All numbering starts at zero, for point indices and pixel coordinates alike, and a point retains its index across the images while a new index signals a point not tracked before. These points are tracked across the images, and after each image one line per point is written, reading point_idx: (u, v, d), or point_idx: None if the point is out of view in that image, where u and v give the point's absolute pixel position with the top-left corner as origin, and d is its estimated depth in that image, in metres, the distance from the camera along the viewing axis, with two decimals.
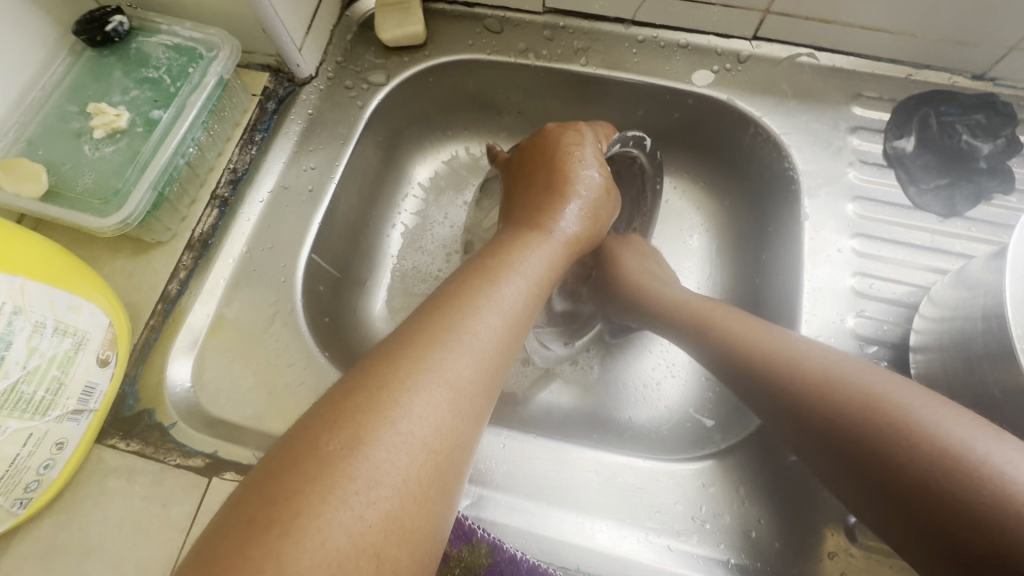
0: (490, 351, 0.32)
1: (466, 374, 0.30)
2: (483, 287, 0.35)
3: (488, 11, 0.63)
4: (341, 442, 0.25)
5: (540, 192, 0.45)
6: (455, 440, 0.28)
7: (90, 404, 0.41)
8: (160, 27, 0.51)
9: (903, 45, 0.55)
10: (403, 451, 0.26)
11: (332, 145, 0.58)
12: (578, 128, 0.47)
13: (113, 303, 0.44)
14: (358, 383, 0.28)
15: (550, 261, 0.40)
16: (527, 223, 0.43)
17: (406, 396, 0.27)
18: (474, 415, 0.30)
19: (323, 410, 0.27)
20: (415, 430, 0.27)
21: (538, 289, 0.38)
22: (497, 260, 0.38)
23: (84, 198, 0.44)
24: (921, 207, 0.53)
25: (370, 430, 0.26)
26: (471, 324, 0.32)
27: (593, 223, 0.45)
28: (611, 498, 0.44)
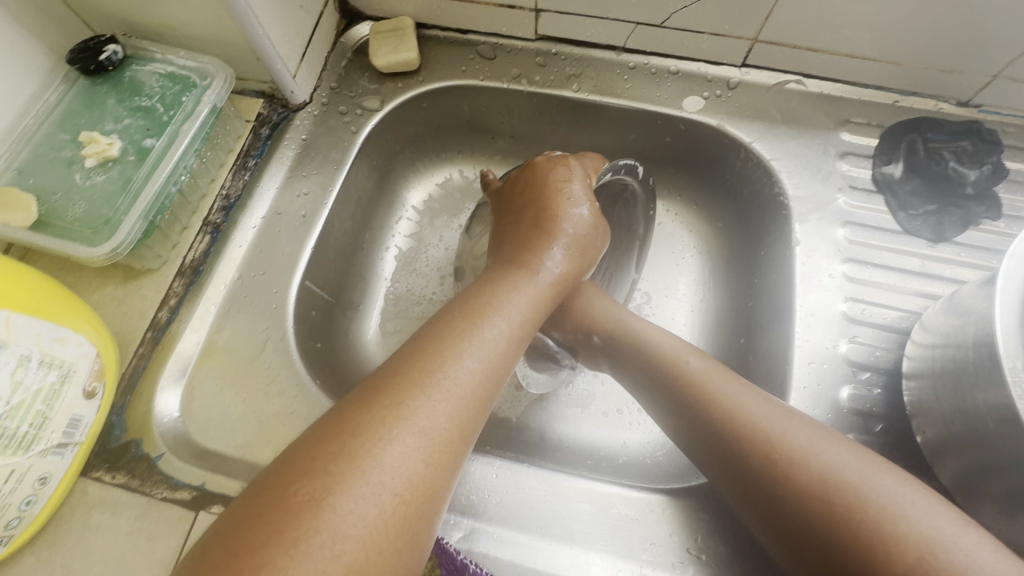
0: (468, 396, 0.32)
1: (440, 421, 0.30)
2: (464, 330, 0.35)
3: (482, 37, 0.64)
4: (309, 493, 0.25)
5: (526, 228, 0.45)
6: (426, 489, 0.28)
7: (76, 437, 0.41)
8: (155, 56, 0.51)
9: (890, 73, 0.57)
10: (371, 502, 0.25)
11: (325, 171, 0.58)
12: (567, 163, 0.48)
13: (101, 333, 0.43)
14: (330, 430, 0.28)
15: (534, 301, 0.40)
16: (514, 261, 0.43)
17: (378, 444, 0.27)
18: (449, 464, 0.29)
19: (293, 460, 0.26)
20: (385, 479, 0.26)
21: (520, 330, 0.38)
22: (479, 301, 0.38)
23: (74, 226, 0.44)
24: (910, 232, 0.53)
25: (341, 480, 0.25)
26: (450, 368, 0.32)
27: (581, 259, 0.45)
28: (605, 530, 0.43)
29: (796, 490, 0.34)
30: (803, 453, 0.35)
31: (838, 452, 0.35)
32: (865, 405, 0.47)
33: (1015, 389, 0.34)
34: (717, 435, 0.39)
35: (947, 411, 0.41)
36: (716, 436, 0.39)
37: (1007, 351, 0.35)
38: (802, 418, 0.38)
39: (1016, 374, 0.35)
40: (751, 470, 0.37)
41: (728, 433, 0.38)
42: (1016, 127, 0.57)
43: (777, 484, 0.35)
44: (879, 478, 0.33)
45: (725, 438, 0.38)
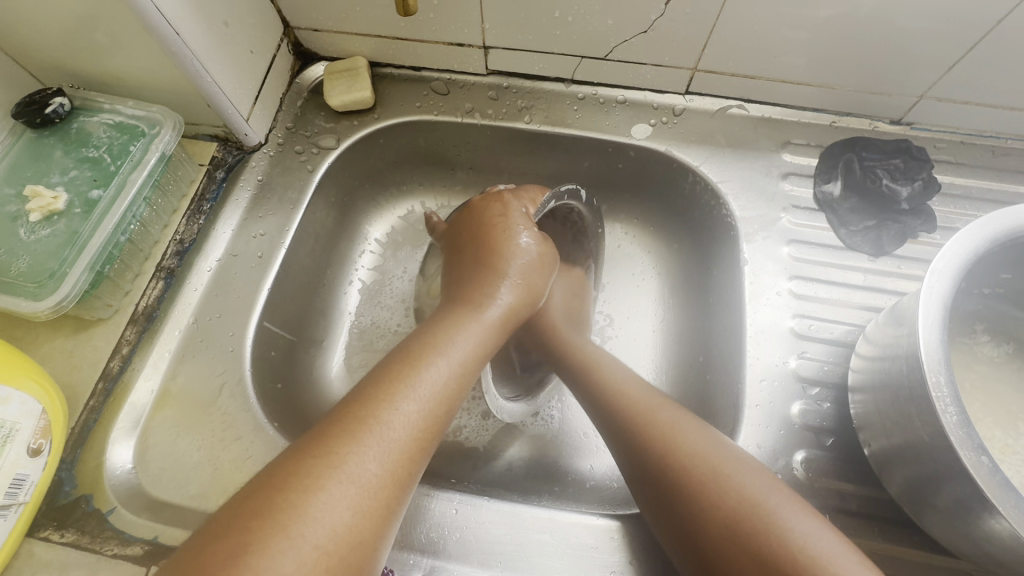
0: (403, 440, 0.32)
1: (371, 468, 0.30)
2: (404, 372, 0.35)
3: (434, 74, 0.66)
4: (226, 554, 0.25)
5: (473, 265, 0.46)
6: (354, 540, 0.28)
7: (19, 497, 0.40)
8: (103, 107, 0.52)
9: (824, 96, 0.59)
10: (292, 559, 0.26)
11: (282, 210, 0.59)
12: (505, 199, 0.49)
13: (47, 389, 0.43)
14: (260, 486, 0.28)
15: (480, 338, 0.41)
16: (460, 299, 0.44)
17: (305, 498, 0.28)
18: (379, 512, 0.30)
19: (220, 521, 0.27)
20: (309, 534, 0.26)
21: (464, 369, 0.38)
22: (423, 342, 0.38)
23: (18, 281, 0.43)
24: (852, 247, 0.55)
25: (261, 539, 0.25)
26: (385, 414, 0.33)
27: (528, 292, 0.46)
28: (567, 560, 0.43)
29: (731, 537, 0.34)
30: (753, 500, 0.35)
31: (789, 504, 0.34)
32: (816, 420, 0.48)
33: (938, 404, 0.35)
34: (664, 472, 0.39)
35: (889, 424, 0.42)
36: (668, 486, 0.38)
37: (932, 365, 0.36)
38: (754, 467, 0.38)
39: (939, 390, 0.36)
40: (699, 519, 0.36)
41: (684, 478, 0.37)
42: (946, 142, 0.60)
43: (717, 523, 0.35)
44: (810, 526, 0.33)
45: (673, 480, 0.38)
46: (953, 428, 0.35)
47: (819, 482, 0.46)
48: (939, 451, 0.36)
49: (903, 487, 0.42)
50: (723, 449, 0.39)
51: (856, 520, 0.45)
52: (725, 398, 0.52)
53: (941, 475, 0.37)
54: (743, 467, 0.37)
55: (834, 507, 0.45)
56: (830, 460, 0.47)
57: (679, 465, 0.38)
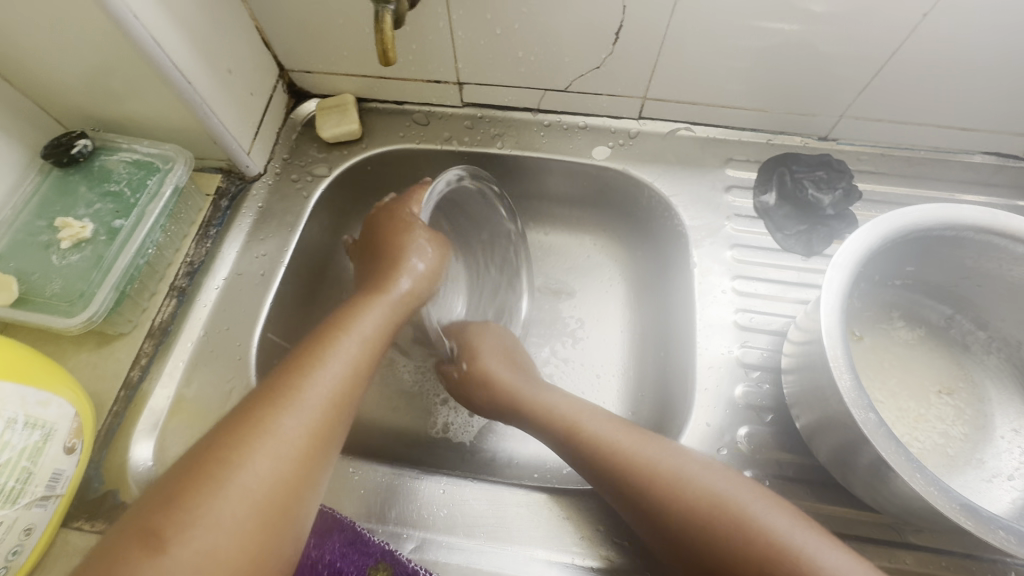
0: (322, 411, 0.40)
1: (294, 436, 0.38)
2: (317, 350, 0.43)
3: (415, 107, 0.73)
4: (172, 513, 0.33)
5: (379, 254, 0.53)
6: (283, 490, 0.36)
7: (58, 490, 0.45)
8: (121, 146, 0.59)
9: (758, 118, 0.67)
10: (229, 512, 0.34)
11: (281, 233, 0.65)
12: (421, 194, 0.55)
13: (79, 394, 0.49)
14: (196, 453, 0.36)
15: (385, 320, 0.48)
16: (366, 288, 0.50)
17: (235, 462, 0.35)
18: (306, 470, 0.38)
19: (166, 482, 0.34)
20: (237, 487, 0.35)
21: (371, 347, 0.46)
22: (335, 323, 0.46)
23: (53, 301, 0.50)
24: (787, 249, 0.63)
25: (205, 499, 0.33)
26: (302, 392, 0.40)
27: (434, 274, 0.54)
28: (542, 530, 0.49)
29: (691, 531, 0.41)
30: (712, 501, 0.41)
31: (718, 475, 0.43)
32: (758, 400, 0.55)
33: (836, 371, 0.42)
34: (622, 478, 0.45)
35: (812, 397, 0.49)
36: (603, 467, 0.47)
37: (832, 342, 0.43)
38: (689, 453, 0.45)
39: (838, 360, 0.43)
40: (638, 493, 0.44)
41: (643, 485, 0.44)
42: (867, 155, 0.68)
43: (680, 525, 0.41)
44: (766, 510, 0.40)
45: (606, 459, 0.47)
46: (848, 392, 0.42)
47: (760, 454, 0.53)
48: (846, 414, 0.43)
49: (829, 453, 0.49)
50: (678, 463, 0.44)
51: (793, 485, 0.51)
52: (680, 386, 0.59)
53: (850, 435, 0.44)
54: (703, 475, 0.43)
55: (774, 474, 0.52)
56: (770, 434, 0.54)
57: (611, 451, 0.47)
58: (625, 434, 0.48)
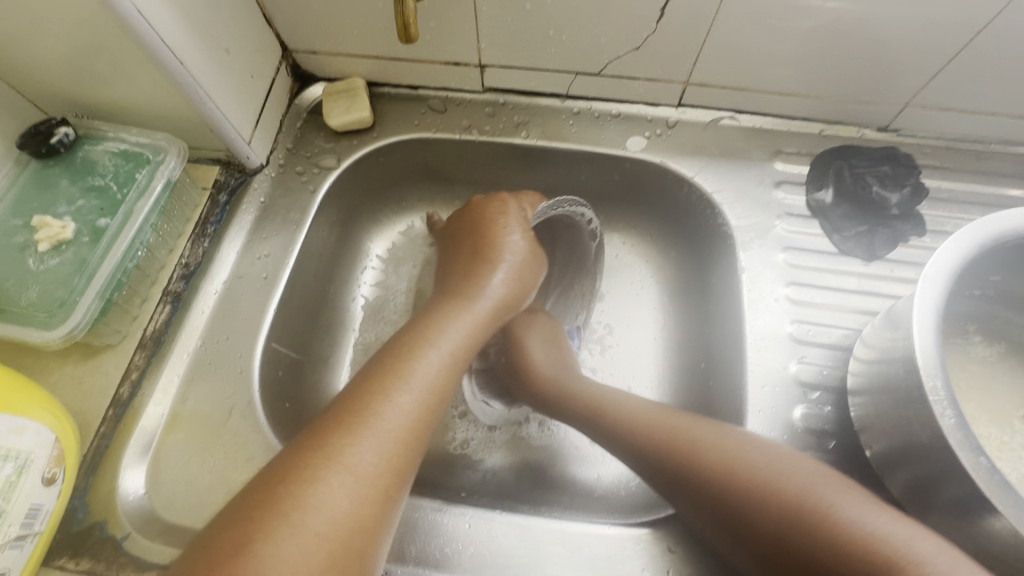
0: (400, 431, 0.35)
1: (369, 459, 0.32)
2: (399, 367, 0.38)
3: (431, 92, 0.67)
4: (234, 545, 0.27)
5: (469, 259, 0.50)
6: (358, 529, 0.30)
7: (35, 527, 0.40)
8: (107, 135, 0.53)
9: (812, 106, 0.61)
10: (303, 549, 0.28)
11: (285, 231, 0.59)
12: (503, 198, 0.52)
13: (60, 417, 0.43)
14: (265, 481, 0.30)
15: (469, 328, 0.44)
16: (453, 293, 0.47)
17: (308, 489, 0.30)
18: (380, 501, 0.32)
19: (236, 513, 0.29)
20: (313, 521, 0.29)
21: (454, 362, 0.41)
22: (417, 334, 0.42)
23: (29, 311, 0.44)
24: (845, 253, 0.57)
25: (274, 532, 0.28)
26: (383, 408, 0.35)
27: (521, 285, 0.49)
28: (580, 571, 0.44)
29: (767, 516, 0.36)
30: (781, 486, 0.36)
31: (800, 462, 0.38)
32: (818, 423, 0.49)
33: (937, 407, 0.37)
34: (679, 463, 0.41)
35: (888, 426, 0.43)
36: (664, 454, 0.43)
37: (929, 368, 0.38)
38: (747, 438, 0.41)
39: (937, 392, 0.37)
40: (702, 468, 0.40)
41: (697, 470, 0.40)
42: (932, 147, 0.61)
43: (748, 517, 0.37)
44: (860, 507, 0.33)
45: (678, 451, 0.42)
46: (952, 429, 0.36)
47: None
48: (937, 451, 0.38)
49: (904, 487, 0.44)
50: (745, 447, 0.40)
51: None
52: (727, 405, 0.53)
53: (940, 476, 0.38)
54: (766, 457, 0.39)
55: None
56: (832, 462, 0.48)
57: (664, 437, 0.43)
58: (672, 420, 0.44)
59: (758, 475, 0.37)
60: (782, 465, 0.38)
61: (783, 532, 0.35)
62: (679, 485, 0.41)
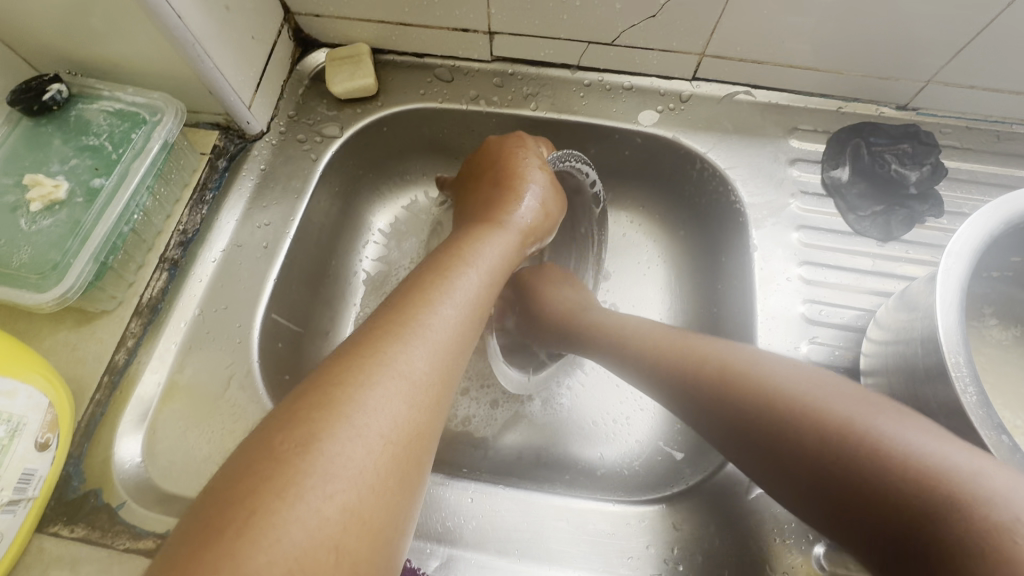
0: (445, 341, 0.34)
1: (420, 366, 0.31)
2: (437, 281, 0.37)
3: (438, 61, 0.65)
4: (293, 440, 0.26)
5: (494, 188, 0.49)
6: (414, 432, 0.29)
7: (28, 493, 0.39)
8: (102, 93, 0.51)
9: (831, 82, 0.59)
10: (359, 444, 0.27)
11: (286, 200, 0.58)
12: (522, 135, 0.52)
13: (54, 382, 0.42)
14: (312, 385, 0.29)
15: (503, 252, 0.43)
16: (481, 220, 0.46)
17: (362, 392, 0.28)
18: (432, 407, 0.31)
19: (286, 412, 0.28)
20: (372, 422, 0.28)
21: (490, 279, 0.41)
22: (452, 255, 0.41)
23: (21, 273, 0.42)
24: (860, 233, 0.56)
25: (327, 427, 0.26)
26: (425, 317, 0.34)
27: (547, 215, 0.48)
28: (584, 547, 0.43)
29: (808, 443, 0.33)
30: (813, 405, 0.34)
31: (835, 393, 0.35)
32: None
33: (959, 384, 0.36)
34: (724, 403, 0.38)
35: (903, 407, 0.42)
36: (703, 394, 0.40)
37: (952, 346, 0.36)
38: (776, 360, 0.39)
39: (960, 369, 0.36)
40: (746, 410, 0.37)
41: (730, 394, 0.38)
42: (952, 128, 0.60)
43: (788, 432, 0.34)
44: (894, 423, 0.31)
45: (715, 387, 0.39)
46: (974, 407, 0.35)
47: None
48: (956, 432, 0.37)
49: None
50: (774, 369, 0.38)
51: None
52: None
53: None
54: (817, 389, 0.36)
55: None
56: None
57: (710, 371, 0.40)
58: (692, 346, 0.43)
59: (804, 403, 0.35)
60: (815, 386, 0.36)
61: (840, 469, 0.31)
62: (736, 436, 0.38)
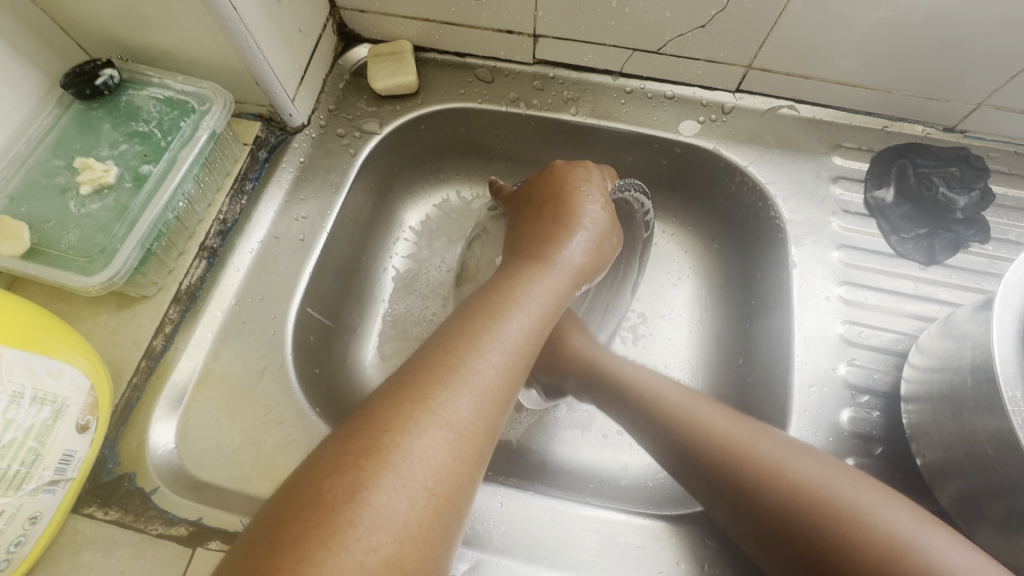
0: (491, 389, 0.34)
1: (466, 415, 0.31)
2: (487, 324, 0.37)
3: (479, 61, 0.64)
4: (342, 487, 0.26)
5: (545, 223, 0.49)
6: (455, 482, 0.29)
7: (68, 473, 0.39)
8: (152, 80, 0.51)
9: (879, 100, 0.58)
10: (405, 494, 0.27)
11: (324, 194, 0.58)
12: (587, 165, 0.51)
13: (95, 364, 0.42)
14: (359, 427, 0.29)
15: (552, 293, 0.43)
16: (529, 257, 0.46)
17: (410, 439, 0.29)
18: (475, 457, 0.31)
19: (335, 455, 0.28)
20: (416, 473, 0.28)
21: (539, 324, 0.40)
22: (502, 295, 0.41)
23: (68, 255, 0.43)
24: (903, 255, 0.55)
25: (373, 476, 0.27)
26: (474, 362, 0.34)
27: (597, 255, 0.48)
28: (612, 558, 0.43)
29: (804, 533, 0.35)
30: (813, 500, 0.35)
31: (832, 475, 0.36)
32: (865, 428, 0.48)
33: (1016, 417, 0.35)
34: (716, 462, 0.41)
35: (947, 437, 0.41)
36: (715, 468, 0.41)
37: (1008, 378, 0.36)
38: (773, 437, 0.41)
39: (1016, 404, 0.35)
40: (754, 509, 0.38)
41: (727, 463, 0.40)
42: (1000, 152, 0.58)
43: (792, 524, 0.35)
44: (892, 512, 0.33)
45: (743, 480, 0.39)
46: None
47: None
48: (1006, 466, 0.36)
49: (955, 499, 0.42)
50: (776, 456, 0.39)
51: None
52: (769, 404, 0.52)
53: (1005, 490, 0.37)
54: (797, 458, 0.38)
55: None
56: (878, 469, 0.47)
57: (725, 446, 0.41)
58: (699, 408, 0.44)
59: (842, 515, 0.34)
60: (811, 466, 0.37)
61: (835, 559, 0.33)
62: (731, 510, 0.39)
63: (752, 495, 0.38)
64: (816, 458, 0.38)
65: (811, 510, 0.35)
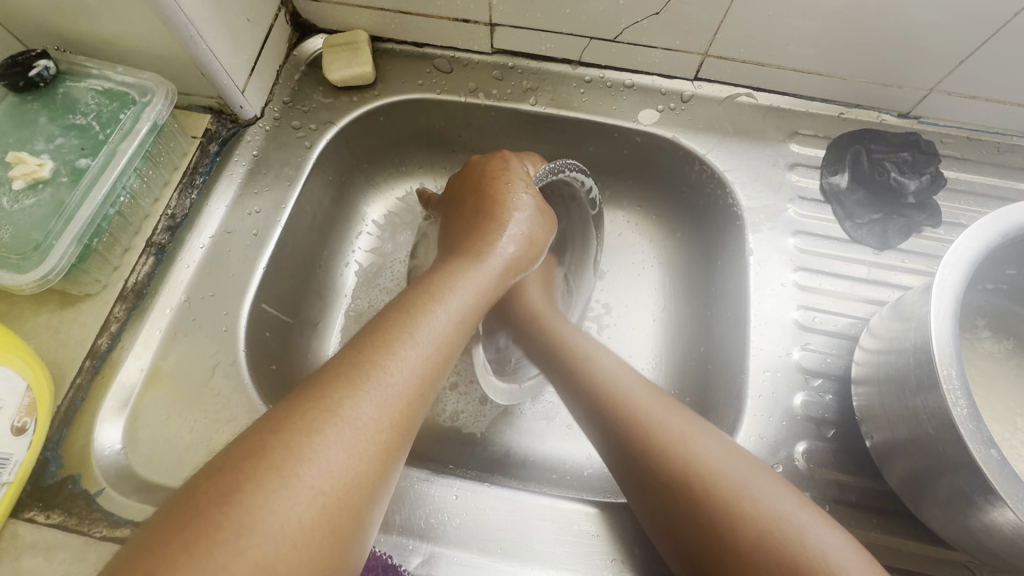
0: (403, 388, 0.33)
1: (370, 415, 0.31)
2: (403, 321, 0.37)
3: (438, 51, 0.63)
4: (221, 492, 0.26)
5: (475, 217, 0.49)
6: (355, 483, 0.29)
7: (2, 477, 0.38)
8: (91, 71, 0.49)
9: (834, 87, 0.58)
10: (292, 499, 0.26)
11: (278, 187, 0.57)
12: (505, 156, 0.51)
13: (33, 365, 0.41)
14: (256, 433, 0.29)
15: (478, 286, 0.43)
16: (462, 251, 0.46)
17: (306, 442, 0.28)
18: (381, 456, 0.31)
19: (225, 460, 0.27)
20: (310, 475, 0.27)
21: (462, 319, 0.40)
22: (425, 291, 0.40)
23: (0, 253, 0.41)
24: (857, 240, 0.55)
25: (260, 479, 0.26)
26: (385, 362, 0.34)
27: (530, 246, 0.48)
28: (567, 548, 0.43)
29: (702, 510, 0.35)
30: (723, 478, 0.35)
31: (753, 472, 0.36)
32: (819, 412, 0.49)
33: (950, 396, 0.36)
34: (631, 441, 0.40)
35: (893, 418, 0.42)
36: (637, 452, 0.39)
37: (944, 358, 0.36)
38: (698, 422, 0.40)
39: (951, 382, 0.36)
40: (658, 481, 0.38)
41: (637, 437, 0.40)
42: (953, 137, 0.59)
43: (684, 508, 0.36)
44: (798, 509, 0.34)
45: (675, 471, 0.37)
46: (964, 420, 0.35)
47: (819, 473, 0.47)
48: (945, 444, 0.36)
49: (902, 479, 0.43)
50: (683, 434, 0.38)
51: (856, 511, 0.46)
52: (727, 391, 0.52)
53: (945, 467, 0.37)
54: (711, 446, 0.38)
55: (834, 498, 0.46)
56: (830, 452, 0.48)
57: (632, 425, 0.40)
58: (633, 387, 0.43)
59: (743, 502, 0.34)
60: (718, 451, 0.37)
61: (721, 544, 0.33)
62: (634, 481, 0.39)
63: (677, 492, 0.36)
64: (751, 456, 0.38)
65: (718, 512, 0.34)
